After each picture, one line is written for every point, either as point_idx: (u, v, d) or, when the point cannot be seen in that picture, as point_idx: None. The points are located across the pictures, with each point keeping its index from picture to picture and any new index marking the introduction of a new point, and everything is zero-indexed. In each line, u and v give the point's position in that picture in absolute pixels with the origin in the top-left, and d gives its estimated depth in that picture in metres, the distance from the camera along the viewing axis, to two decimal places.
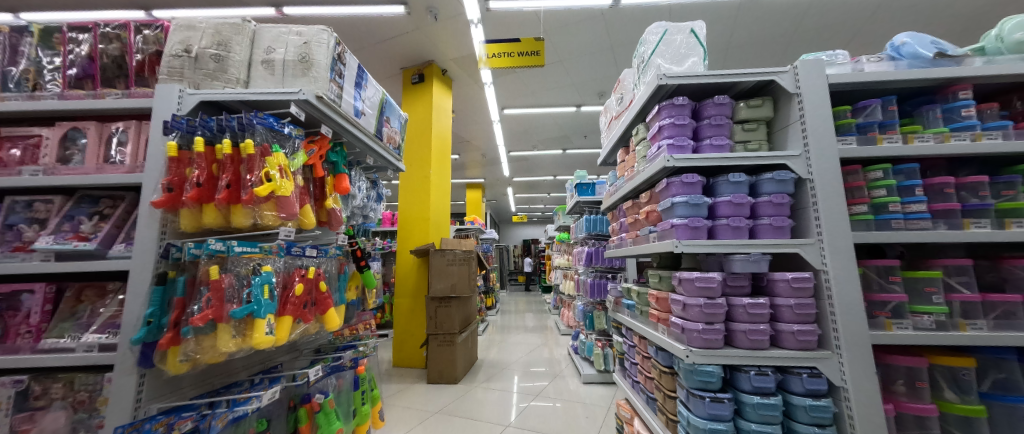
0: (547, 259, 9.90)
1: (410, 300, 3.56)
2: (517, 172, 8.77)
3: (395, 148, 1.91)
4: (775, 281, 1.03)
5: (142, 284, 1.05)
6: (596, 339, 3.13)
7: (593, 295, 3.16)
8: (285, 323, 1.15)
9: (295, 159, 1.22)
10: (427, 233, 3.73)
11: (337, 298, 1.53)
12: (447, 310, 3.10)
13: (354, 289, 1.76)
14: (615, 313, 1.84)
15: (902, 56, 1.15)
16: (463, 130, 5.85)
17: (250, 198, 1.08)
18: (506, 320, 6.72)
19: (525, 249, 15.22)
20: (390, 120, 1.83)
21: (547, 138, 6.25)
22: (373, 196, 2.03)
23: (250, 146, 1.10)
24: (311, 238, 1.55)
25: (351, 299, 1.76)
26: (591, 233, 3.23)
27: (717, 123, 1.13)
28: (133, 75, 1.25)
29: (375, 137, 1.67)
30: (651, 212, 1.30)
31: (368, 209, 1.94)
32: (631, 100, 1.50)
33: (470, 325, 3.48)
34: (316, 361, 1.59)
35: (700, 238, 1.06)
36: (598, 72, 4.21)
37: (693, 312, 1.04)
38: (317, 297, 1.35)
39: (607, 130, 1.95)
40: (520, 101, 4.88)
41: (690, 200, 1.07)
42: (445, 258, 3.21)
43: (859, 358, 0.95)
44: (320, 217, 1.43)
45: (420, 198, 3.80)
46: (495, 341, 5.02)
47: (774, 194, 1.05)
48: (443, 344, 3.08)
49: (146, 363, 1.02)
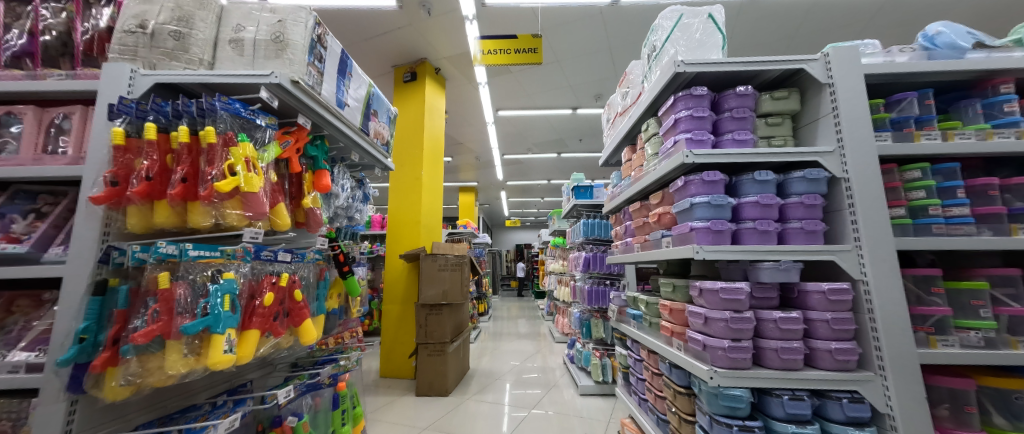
0: (540, 264, 9.77)
1: (399, 307, 3.39)
2: (510, 176, 8.66)
3: (383, 144, 1.77)
4: (808, 293, 0.92)
5: (77, 294, 0.89)
6: (594, 349, 3.00)
7: (591, 303, 3.04)
8: (249, 339, 1.00)
9: (266, 152, 1.08)
10: (418, 236, 3.57)
11: (315, 307, 1.37)
12: (438, 318, 2.95)
13: (336, 297, 1.61)
14: (619, 324, 1.71)
15: (936, 47, 1.06)
16: (456, 131, 5.71)
17: (209, 193, 0.93)
18: (499, 327, 6.55)
19: (518, 254, 15.07)
20: (377, 114, 1.69)
21: (542, 141, 6.15)
22: (360, 196, 1.88)
23: (210, 134, 0.95)
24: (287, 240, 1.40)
25: (332, 309, 1.60)
26: (589, 237, 3.12)
27: (739, 116, 1.03)
28: (80, 54, 1.10)
29: (360, 131, 1.53)
30: (664, 215, 1.19)
31: (354, 209, 1.79)
32: (639, 94, 1.40)
33: (462, 333, 3.32)
34: (291, 378, 1.42)
35: (723, 244, 0.95)
36: (595, 74, 4.14)
37: (718, 327, 0.92)
38: (291, 307, 1.20)
39: (610, 128, 1.84)
40: (516, 102, 4.78)
41: (713, 200, 0.95)
42: (437, 263, 3.06)
43: (906, 381, 0.84)
44: (297, 218, 1.28)
45: (411, 200, 3.65)
46: (488, 349, 4.86)
47: (805, 195, 0.95)
48: (433, 354, 2.91)
49: (78, 388, 0.85)
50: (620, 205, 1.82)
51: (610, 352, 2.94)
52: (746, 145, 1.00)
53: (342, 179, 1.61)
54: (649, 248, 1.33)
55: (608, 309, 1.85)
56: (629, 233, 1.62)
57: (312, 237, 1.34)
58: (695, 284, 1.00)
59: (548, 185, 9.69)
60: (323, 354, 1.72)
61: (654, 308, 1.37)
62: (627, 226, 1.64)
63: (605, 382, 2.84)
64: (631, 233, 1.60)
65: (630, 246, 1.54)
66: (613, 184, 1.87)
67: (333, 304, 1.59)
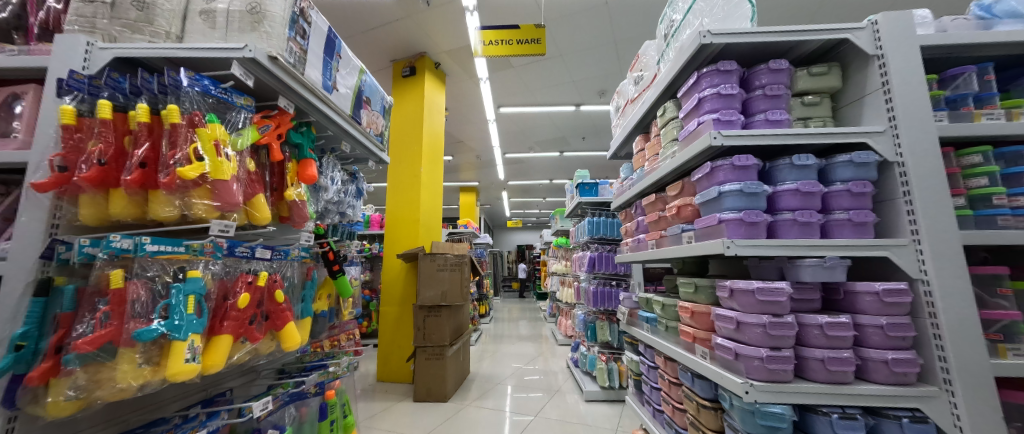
0: (542, 265, 9.64)
1: (396, 308, 3.28)
2: (512, 176, 8.55)
3: (377, 135, 1.66)
4: (858, 295, 0.80)
5: (14, 295, 0.77)
6: (600, 353, 2.88)
7: (597, 304, 2.92)
8: (220, 345, 0.89)
9: (240, 136, 0.96)
10: (417, 235, 3.45)
11: (300, 309, 1.26)
12: (437, 320, 2.83)
13: (325, 298, 1.50)
14: (629, 328, 1.59)
15: (994, 16, 0.95)
16: (457, 129, 5.61)
17: (171, 181, 0.82)
18: (500, 329, 6.42)
19: (519, 255, 14.94)
20: (371, 102, 1.58)
21: (543, 139, 6.04)
22: (353, 191, 1.77)
23: (173, 112, 0.83)
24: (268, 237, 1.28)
25: (320, 310, 1.49)
26: (594, 236, 3.00)
27: (773, 94, 0.91)
28: (36, 28, 0.99)
29: (351, 119, 1.42)
30: (685, 208, 1.08)
31: (346, 204, 1.68)
32: (654, 77, 1.28)
33: (462, 336, 3.20)
34: (274, 386, 1.31)
35: (758, 237, 0.83)
36: (599, 69, 4.03)
37: (753, 334, 0.80)
38: (271, 310, 1.10)
39: (620, 118, 1.73)
40: (517, 99, 4.67)
41: (745, 188, 0.83)
42: (435, 263, 2.93)
43: (977, 398, 0.72)
44: (279, 211, 1.17)
45: (410, 197, 3.54)
46: (489, 351, 4.73)
47: (852, 182, 0.83)
48: (432, 357, 2.80)
49: (13, 403, 0.73)
50: (632, 200, 1.71)
51: (616, 356, 2.82)
52: (782, 126, 0.89)
53: (332, 172, 1.50)
54: (667, 245, 1.21)
55: (618, 311, 1.72)
56: (642, 229, 1.51)
57: (298, 234, 1.24)
58: (724, 283, 0.88)
59: (550, 185, 9.57)
60: (312, 360, 1.60)
61: (672, 310, 1.25)
62: (638, 221, 1.52)
63: (611, 387, 2.71)
64: (644, 229, 1.48)
65: (643, 243, 1.42)
66: (623, 178, 1.76)
67: (322, 306, 1.48)
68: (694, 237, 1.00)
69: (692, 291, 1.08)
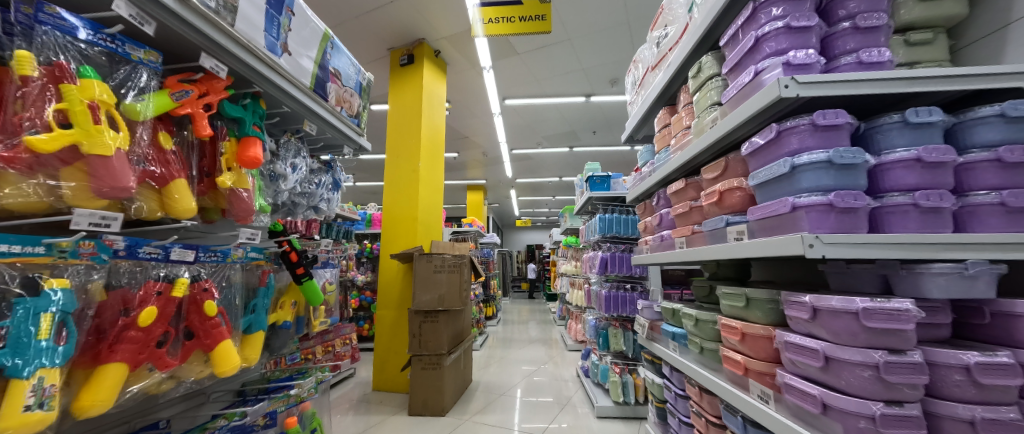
0: (551, 265, 9.35)
1: (393, 312, 3.06)
2: (520, 173, 8.27)
3: (351, 116, 1.42)
4: (1016, 319, 0.64)
5: None
6: (613, 363, 2.60)
7: (610, 310, 2.65)
8: (105, 378, 0.67)
9: (141, 102, 0.74)
10: (415, 234, 3.23)
11: (242, 323, 1.04)
12: (434, 326, 2.59)
13: (287, 307, 1.27)
14: (651, 345, 1.31)
15: None
16: (461, 124, 5.37)
17: (15, 155, 0.58)
18: (508, 332, 6.15)
19: (529, 255, 14.65)
20: (342, 76, 1.34)
21: (552, 133, 5.75)
22: (326, 181, 1.54)
23: (24, 61, 0.59)
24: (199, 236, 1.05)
25: (281, 322, 1.26)
26: (606, 235, 2.72)
27: (869, 24, 0.64)
28: None
29: (313, 93, 1.19)
30: (731, 194, 0.81)
31: (318, 196, 1.46)
32: (685, 28, 1.01)
33: (462, 343, 2.95)
34: (216, 416, 1.08)
35: (858, 230, 0.56)
36: (611, 55, 3.74)
37: (853, 377, 0.61)
38: (196, 327, 0.87)
39: (638, 92, 1.45)
40: (523, 89, 4.41)
41: (837, 157, 0.57)
42: (433, 264, 2.69)
43: None
44: (215, 203, 0.96)
45: (408, 193, 3.32)
46: (495, 357, 4.48)
47: (1002, 148, 0.62)
48: (428, 367, 2.56)
49: None
50: (652, 190, 1.43)
51: (631, 367, 2.53)
52: (885, 69, 0.61)
53: (293, 158, 1.27)
54: (701, 243, 0.95)
55: (635, 322, 1.44)
56: (666, 224, 1.23)
57: (248, 231, 1.03)
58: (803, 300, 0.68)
59: (560, 183, 9.26)
60: (277, 379, 1.38)
61: (711, 329, 0.99)
62: (661, 215, 1.25)
63: (626, 403, 2.43)
64: (669, 226, 1.22)
65: (669, 242, 1.16)
66: (641, 164, 1.48)
67: (285, 316, 1.26)
68: (746, 234, 0.74)
69: (742, 306, 0.86)
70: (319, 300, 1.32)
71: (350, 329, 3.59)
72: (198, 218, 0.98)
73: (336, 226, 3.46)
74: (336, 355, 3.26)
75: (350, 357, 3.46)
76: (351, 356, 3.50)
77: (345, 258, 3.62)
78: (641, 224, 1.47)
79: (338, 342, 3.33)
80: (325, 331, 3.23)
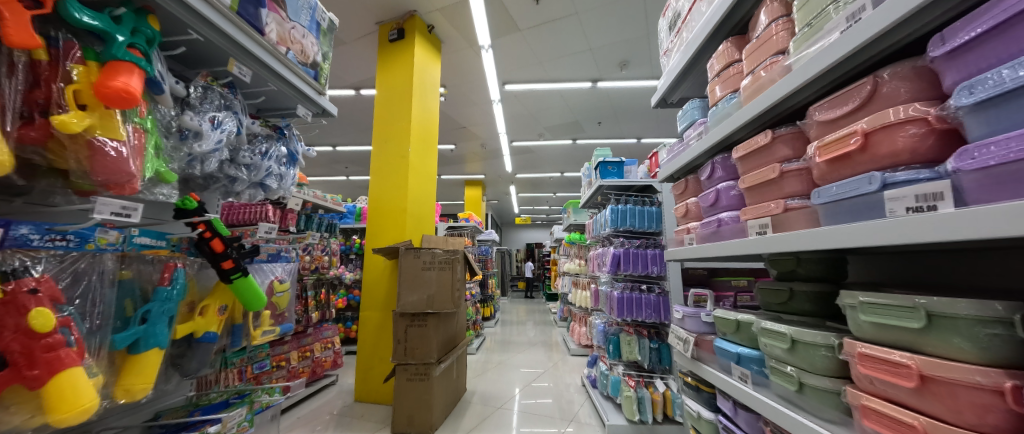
0: (552, 264, 9.01)
1: (379, 314, 2.73)
2: (520, 168, 7.94)
3: (303, 64, 1.09)
4: None
5: None
6: (626, 375, 2.26)
7: (623, 314, 2.32)
8: None
9: None
10: (404, 228, 2.90)
11: (113, 339, 0.71)
12: (423, 332, 2.27)
13: (211, 313, 0.94)
14: (698, 368, 0.95)
15: None
16: (458, 111, 5.03)
17: None
18: (506, 333, 5.82)
19: (528, 253, 14.35)
20: (285, 6, 1.01)
21: (554, 123, 5.41)
22: (280, 151, 1.21)
23: None
24: (41, 214, 0.74)
25: (200, 333, 0.92)
26: (619, 228, 2.40)
27: None
28: None
29: (237, 18, 0.85)
30: (867, 139, 0.54)
31: (264, 169, 1.14)
32: None
33: (455, 349, 2.62)
34: None
35: None
36: (621, 33, 3.41)
37: None
38: (11, 352, 0.54)
39: (676, 37, 1.12)
40: (525, 73, 4.08)
41: None
42: (421, 261, 2.33)
43: None
44: (57, 159, 0.64)
45: (396, 183, 2.99)
46: (492, 362, 4.16)
47: None
48: (414, 378, 2.23)
49: None
50: (696, 164, 1.10)
51: (647, 380, 2.20)
52: None
53: (213, 110, 0.92)
54: (801, 226, 0.66)
55: (671, 334, 1.09)
56: (722, 205, 0.92)
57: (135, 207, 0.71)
58: None
59: (562, 178, 8.90)
60: (201, 409, 1.04)
61: (819, 356, 0.62)
62: (713, 192, 0.94)
63: (642, 421, 2.09)
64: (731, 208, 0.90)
65: (735, 232, 0.84)
66: (682, 130, 1.14)
67: (208, 326, 0.93)
68: (943, 195, 0.44)
69: (918, 327, 0.50)
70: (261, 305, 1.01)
71: (333, 332, 3.26)
72: (72, 192, 0.72)
73: (317, 218, 3.13)
74: (316, 361, 2.94)
75: (332, 362, 3.13)
76: (333, 362, 3.17)
77: (327, 254, 3.29)
78: (679, 209, 1.15)
79: (318, 347, 3.01)
80: (303, 334, 2.91)
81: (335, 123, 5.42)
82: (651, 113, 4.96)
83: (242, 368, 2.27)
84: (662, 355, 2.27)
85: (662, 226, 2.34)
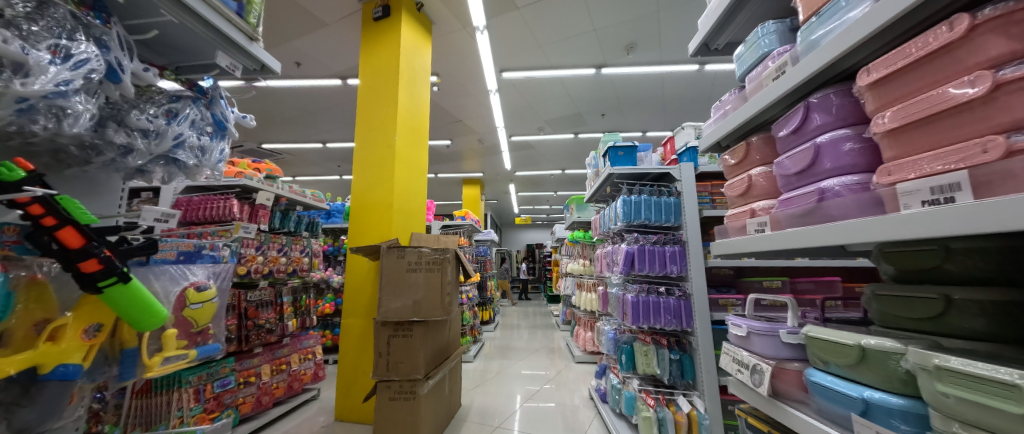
0: (553, 264, 8.73)
1: (361, 322, 2.43)
2: (519, 164, 7.64)
3: None
4: None
5: None
6: (643, 391, 1.95)
7: (638, 321, 2.01)
8: None
9: None
10: (390, 225, 2.60)
11: None
12: (407, 343, 1.97)
13: (70, 337, 0.64)
14: (778, 412, 0.65)
15: None
16: (452, 103, 4.73)
17: None
18: (507, 338, 5.52)
19: (529, 254, 14.04)
20: None
21: (555, 115, 5.13)
22: (197, 112, 0.91)
23: None
24: None
25: (49, 369, 0.62)
26: (632, 222, 2.09)
27: None
28: None
29: None
30: None
31: (172, 137, 0.84)
32: None
33: (448, 361, 2.31)
34: None
35: None
36: (629, 11, 3.11)
37: None
38: None
39: None
40: (524, 58, 3.79)
41: None
42: (405, 261, 2.03)
43: None
44: None
45: (381, 175, 2.69)
46: (492, 370, 3.86)
47: None
48: (400, 396, 1.94)
49: None
50: (767, 116, 0.80)
51: (669, 398, 1.89)
52: None
53: (53, 38, 0.61)
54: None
55: (736, 359, 0.78)
56: (825, 168, 0.64)
57: None
58: None
59: (563, 176, 8.59)
60: None
61: None
62: (809, 149, 0.66)
63: None
64: (840, 173, 0.61)
65: (857, 204, 0.56)
66: (741, 73, 0.84)
67: (68, 356, 0.63)
68: None
69: None
70: (159, 322, 0.72)
71: (315, 341, 2.97)
72: None
73: (295, 216, 2.84)
74: (293, 375, 2.64)
75: (312, 375, 2.83)
76: (314, 374, 2.87)
77: (308, 255, 2.98)
78: (737, 185, 0.86)
79: (296, 359, 2.71)
80: (278, 345, 2.60)
81: (323, 117, 5.13)
82: (658, 103, 4.68)
83: (199, 386, 1.99)
84: (684, 367, 1.95)
85: (682, 220, 2.04)
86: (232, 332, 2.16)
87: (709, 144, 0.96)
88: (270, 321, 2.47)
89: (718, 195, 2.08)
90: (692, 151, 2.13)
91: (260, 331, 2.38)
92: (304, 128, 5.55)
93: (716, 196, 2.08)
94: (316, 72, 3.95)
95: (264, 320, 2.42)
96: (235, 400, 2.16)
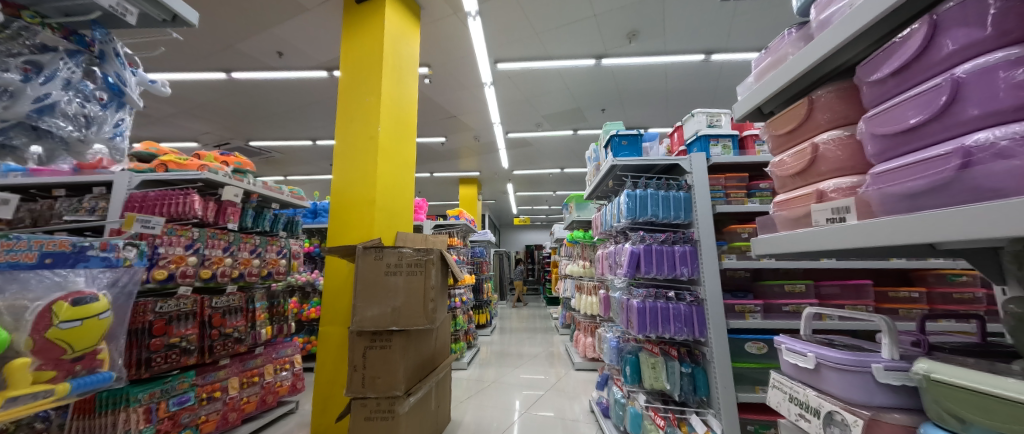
0: (553, 265, 8.52)
1: (339, 330, 2.21)
2: (518, 163, 7.43)
3: None
4: None
5: None
6: (651, 409, 1.72)
7: (645, 330, 1.78)
8: None
9: None
10: (371, 224, 2.39)
11: None
12: (386, 355, 1.76)
13: None
14: None
15: None
16: (446, 97, 4.53)
17: None
18: (505, 342, 5.29)
19: (528, 254, 13.84)
20: None
21: (554, 110, 4.93)
22: (76, 71, 0.70)
23: None
24: None
25: None
26: (637, 219, 1.88)
27: None
28: None
29: None
30: None
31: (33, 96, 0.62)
32: None
33: (435, 373, 2.09)
34: None
35: None
36: None
37: None
38: None
39: None
40: (520, 47, 3.58)
41: None
42: (383, 263, 1.81)
43: None
44: None
45: (363, 170, 2.47)
46: (487, 377, 3.65)
47: None
48: (378, 417, 1.72)
49: None
50: (844, 59, 0.58)
51: (681, 417, 1.66)
52: None
53: None
54: None
55: (794, 397, 0.58)
56: (968, 116, 0.41)
57: None
58: None
59: (562, 175, 8.38)
60: None
61: None
62: (937, 87, 0.43)
63: None
64: (997, 120, 0.39)
65: None
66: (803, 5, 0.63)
67: None
68: None
69: None
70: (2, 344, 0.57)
71: (293, 350, 2.75)
72: None
73: (270, 214, 2.63)
74: (266, 387, 2.41)
75: (289, 387, 2.61)
76: (292, 385, 2.65)
77: (285, 257, 2.76)
78: (799, 158, 0.65)
79: (270, 369, 2.48)
80: (250, 355, 2.39)
81: (311, 112, 4.91)
82: (661, 97, 4.48)
83: (151, 405, 1.75)
84: (697, 382, 1.73)
85: (693, 216, 1.82)
86: (192, 343, 1.94)
87: (748, 111, 0.75)
88: (239, 329, 2.25)
89: (731, 189, 1.87)
90: (702, 140, 1.92)
91: (227, 340, 2.15)
92: (292, 124, 5.35)
93: (729, 191, 1.87)
94: (300, 63, 3.74)
95: (232, 328, 2.19)
96: (195, 418, 1.93)
